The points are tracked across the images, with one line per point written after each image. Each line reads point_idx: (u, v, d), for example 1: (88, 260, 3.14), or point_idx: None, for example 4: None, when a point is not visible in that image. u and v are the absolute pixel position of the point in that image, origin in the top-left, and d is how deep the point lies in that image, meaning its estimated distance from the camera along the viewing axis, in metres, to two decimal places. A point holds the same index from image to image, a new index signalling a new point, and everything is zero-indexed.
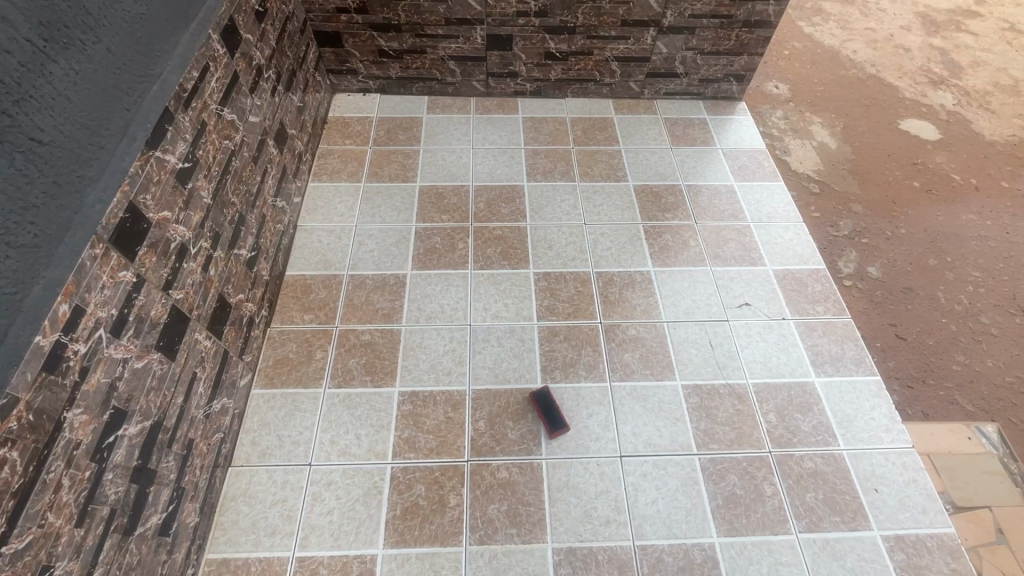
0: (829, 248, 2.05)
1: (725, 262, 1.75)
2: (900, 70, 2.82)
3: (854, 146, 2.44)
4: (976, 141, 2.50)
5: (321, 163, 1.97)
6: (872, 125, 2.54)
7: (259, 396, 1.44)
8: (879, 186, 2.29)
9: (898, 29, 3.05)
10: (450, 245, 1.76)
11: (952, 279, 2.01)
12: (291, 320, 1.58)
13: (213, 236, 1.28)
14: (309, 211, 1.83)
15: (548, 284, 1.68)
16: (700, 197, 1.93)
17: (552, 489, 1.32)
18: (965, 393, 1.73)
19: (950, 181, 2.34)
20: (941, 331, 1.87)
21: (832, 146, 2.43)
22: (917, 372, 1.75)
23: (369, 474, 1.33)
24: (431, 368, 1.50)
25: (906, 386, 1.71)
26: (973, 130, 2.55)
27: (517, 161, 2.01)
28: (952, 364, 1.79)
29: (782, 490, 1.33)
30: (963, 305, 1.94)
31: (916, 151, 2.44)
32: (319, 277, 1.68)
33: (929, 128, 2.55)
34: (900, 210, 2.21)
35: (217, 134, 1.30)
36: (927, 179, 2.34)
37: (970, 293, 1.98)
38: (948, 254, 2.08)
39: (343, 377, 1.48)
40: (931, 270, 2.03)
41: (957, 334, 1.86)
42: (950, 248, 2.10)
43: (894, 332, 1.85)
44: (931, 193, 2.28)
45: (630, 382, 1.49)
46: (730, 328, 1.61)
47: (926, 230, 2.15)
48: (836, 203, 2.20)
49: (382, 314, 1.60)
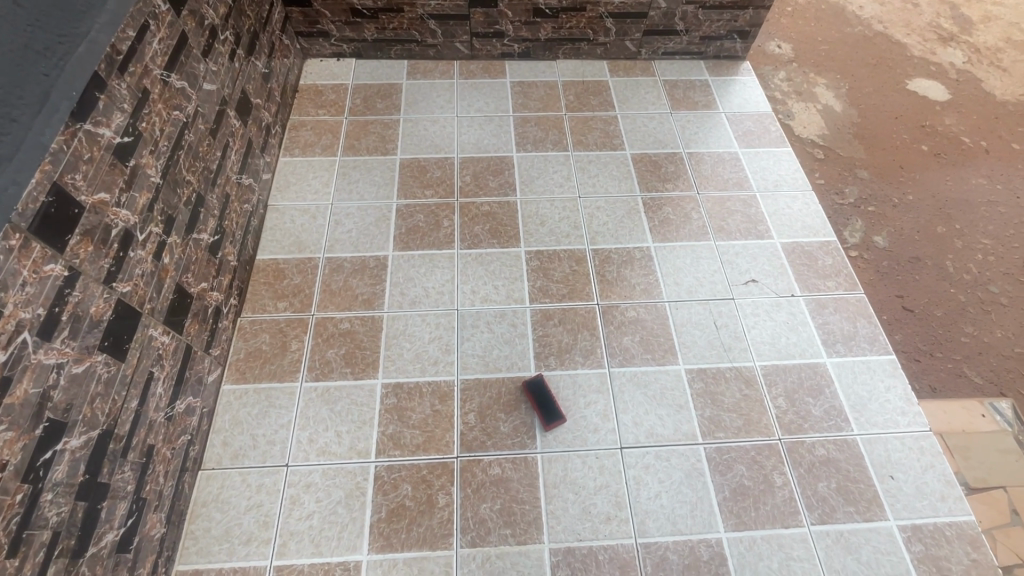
0: (834, 217, 1.94)
1: (731, 235, 1.63)
2: (909, 25, 2.65)
3: (861, 109, 2.30)
4: (986, 101, 2.37)
5: (292, 135, 1.82)
6: (880, 84, 2.40)
7: (230, 392, 1.33)
8: (886, 151, 2.16)
9: None
10: (434, 223, 1.63)
11: (960, 249, 1.90)
12: (262, 309, 1.46)
13: (165, 219, 1.15)
14: (280, 188, 1.69)
15: (541, 263, 1.56)
16: (702, 165, 1.79)
17: (548, 486, 1.23)
18: (973, 365, 1.65)
19: (959, 144, 2.21)
20: (950, 302, 1.77)
21: (839, 108, 2.29)
22: (923, 346, 1.67)
23: (352, 474, 1.23)
24: (415, 358, 1.39)
25: (913, 361, 1.63)
26: (984, 89, 2.41)
27: (505, 130, 1.87)
28: (960, 336, 1.71)
29: (793, 480, 1.25)
30: (972, 275, 1.84)
31: (924, 113, 2.31)
32: (292, 260, 1.55)
33: (938, 88, 2.41)
34: (906, 176, 2.09)
35: (164, 104, 1.15)
36: (936, 142, 2.21)
37: (980, 261, 1.88)
38: (957, 221, 1.97)
39: (321, 369, 1.37)
40: (939, 238, 1.92)
41: (965, 304, 1.77)
42: (958, 215, 1.99)
43: (900, 304, 1.75)
44: (940, 157, 2.16)
45: (630, 367, 1.39)
46: (735, 306, 1.50)
47: (934, 196, 2.04)
48: (841, 169, 2.08)
49: (362, 300, 1.48)
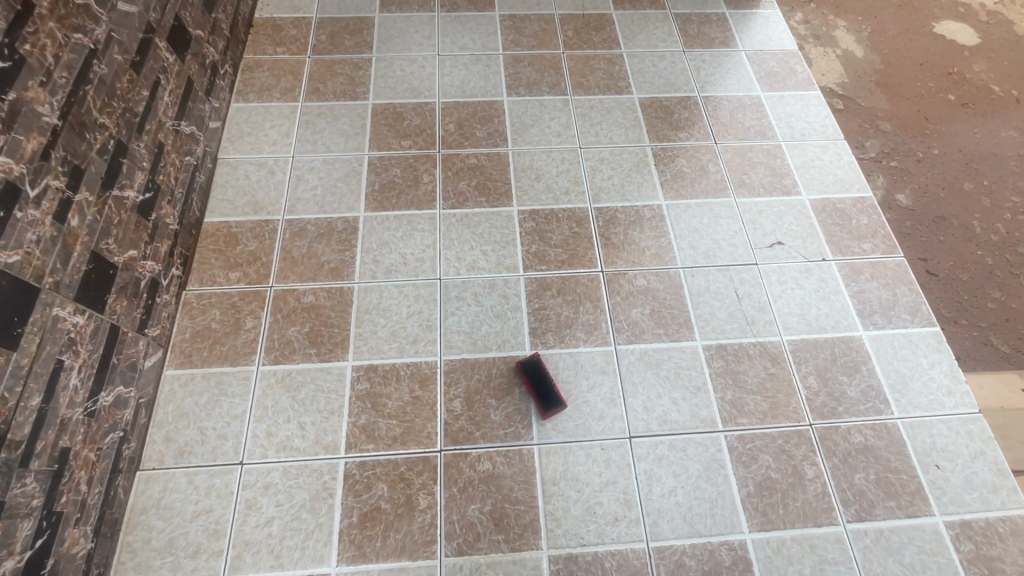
0: None
1: (753, 191, 1.43)
2: None
3: (884, 55, 2.05)
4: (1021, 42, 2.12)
5: (246, 77, 1.56)
6: (911, 22, 2.14)
7: (173, 378, 1.13)
8: (911, 100, 1.94)
9: None
10: (412, 178, 1.41)
11: (988, 208, 1.71)
12: (211, 280, 1.25)
13: (69, 170, 0.92)
14: (232, 139, 1.45)
15: (536, 224, 1.35)
16: (719, 110, 1.57)
17: (546, 483, 1.06)
18: (1000, 333, 1.48)
19: (989, 92, 1.98)
20: (976, 264, 1.59)
21: (866, 50, 2.04)
22: (946, 312, 1.49)
23: (317, 472, 1.06)
24: (391, 337, 1.20)
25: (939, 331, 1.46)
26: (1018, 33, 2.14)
27: (494, 71, 1.62)
28: (987, 301, 1.53)
29: (826, 471, 1.09)
30: (1001, 236, 1.65)
31: (953, 58, 2.06)
32: (246, 224, 1.33)
33: (966, 31, 2.14)
34: (930, 128, 1.87)
35: (56, 22, 0.90)
36: (965, 90, 1.98)
37: (1009, 220, 1.68)
38: (985, 177, 1.77)
39: (281, 351, 1.17)
40: (965, 195, 1.72)
41: (993, 267, 1.59)
42: (986, 170, 1.79)
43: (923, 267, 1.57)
44: (968, 107, 1.93)
45: (640, 344, 1.21)
46: (759, 273, 1.31)
47: (960, 150, 1.83)
48: (862, 121, 1.86)
49: (329, 269, 1.27)
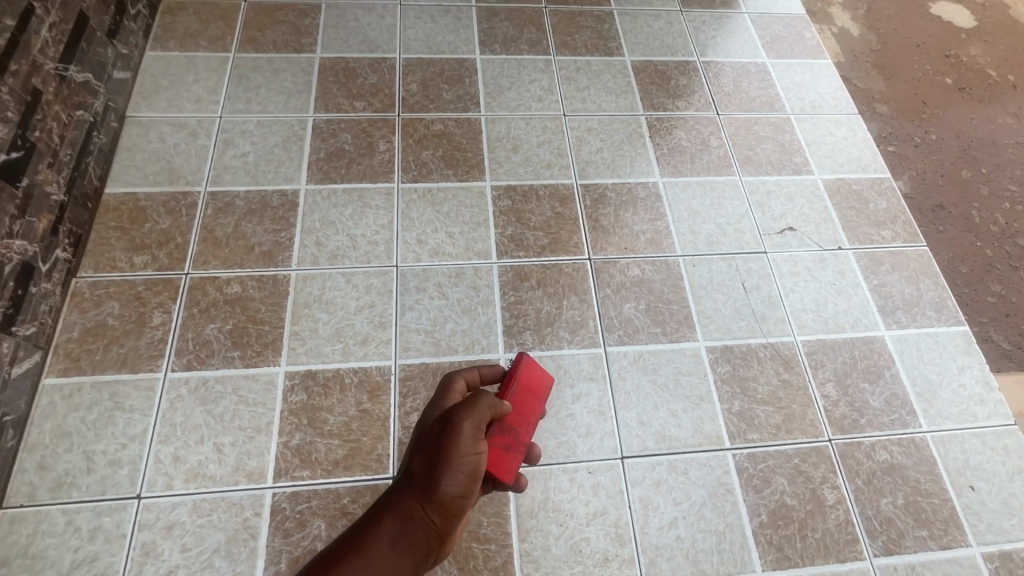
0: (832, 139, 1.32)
1: (760, 169, 1.25)
2: None
3: (881, 35, 1.73)
4: (1022, 27, 1.81)
5: (166, 22, 1.30)
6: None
7: (55, 388, 0.90)
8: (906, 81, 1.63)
9: None
10: (366, 146, 1.18)
11: (987, 198, 1.42)
12: (110, 265, 1.01)
13: None
14: (145, 94, 1.19)
15: (512, 203, 1.15)
16: (722, 78, 1.38)
17: (522, 516, 0.87)
18: (1001, 328, 1.24)
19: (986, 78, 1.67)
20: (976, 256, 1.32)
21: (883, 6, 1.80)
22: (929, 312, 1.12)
23: (236, 508, 0.85)
24: (335, 336, 0.99)
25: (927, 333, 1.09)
26: (1014, 14, 1.84)
27: (465, 25, 1.39)
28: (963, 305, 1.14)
29: (848, 495, 0.94)
30: (999, 227, 1.38)
31: (944, 39, 1.75)
32: (157, 196, 1.08)
33: (962, 13, 1.82)
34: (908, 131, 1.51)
35: None
36: (961, 74, 1.67)
37: (1009, 211, 1.41)
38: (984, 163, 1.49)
39: (196, 354, 0.95)
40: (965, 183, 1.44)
41: (993, 260, 1.32)
42: (985, 156, 1.50)
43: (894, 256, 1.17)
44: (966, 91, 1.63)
45: (633, 347, 1.02)
46: (769, 262, 1.14)
47: (958, 134, 1.53)
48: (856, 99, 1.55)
49: (259, 253, 1.05)
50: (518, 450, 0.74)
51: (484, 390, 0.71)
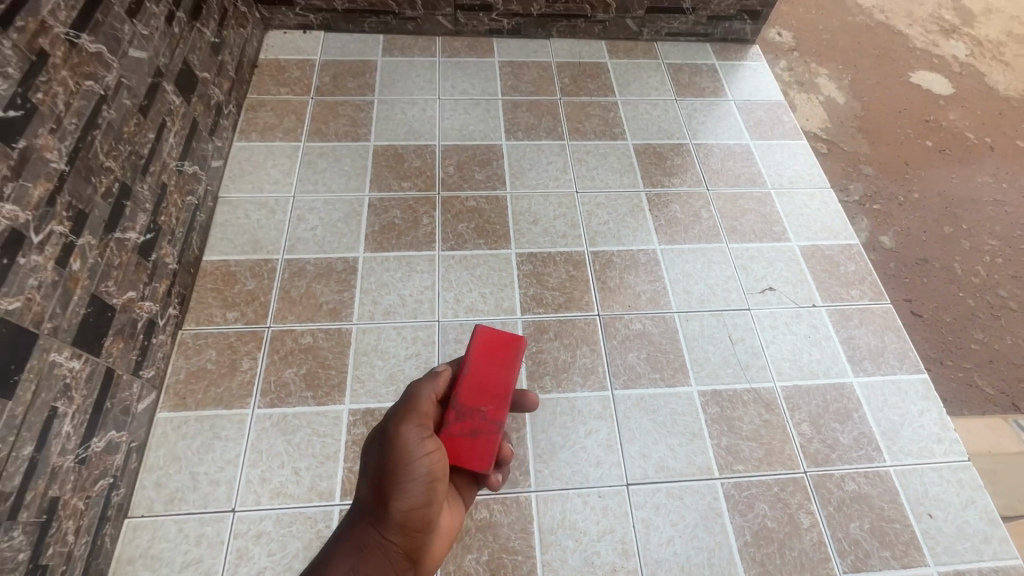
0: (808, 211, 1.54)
1: (744, 237, 1.47)
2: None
3: (865, 103, 1.96)
4: (994, 95, 2.06)
5: (249, 117, 1.59)
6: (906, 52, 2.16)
7: (167, 420, 1.12)
8: (888, 145, 1.85)
9: None
10: (412, 219, 1.43)
11: (967, 250, 1.62)
12: (208, 320, 1.24)
13: (74, 215, 0.92)
14: (234, 177, 1.46)
15: (534, 267, 1.37)
16: (711, 158, 1.62)
17: (544, 532, 1.05)
18: (983, 373, 1.40)
19: (964, 140, 1.90)
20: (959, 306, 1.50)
21: (863, 80, 2.04)
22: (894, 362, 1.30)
23: (311, 521, 1.04)
24: (389, 379, 1.20)
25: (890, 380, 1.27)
26: (987, 83, 2.10)
27: (493, 115, 1.66)
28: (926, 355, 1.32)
29: (821, 520, 1.10)
30: (980, 278, 1.57)
31: (925, 106, 1.98)
32: (245, 263, 1.33)
33: (940, 81, 2.08)
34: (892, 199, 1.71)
35: (68, 69, 0.91)
36: (942, 138, 1.89)
37: (988, 263, 1.60)
38: (965, 220, 1.69)
39: (277, 393, 1.16)
40: (947, 239, 1.64)
41: (975, 310, 1.50)
42: (966, 214, 1.70)
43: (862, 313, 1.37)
44: (945, 153, 1.85)
45: (636, 390, 1.22)
46: (752, 318, 1.34)
47: (940, 194, 1.74)
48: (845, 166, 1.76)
49: (327, 310, 1.28)
50: (483, 430, 0.86)
51: (418, 392, 0.84)
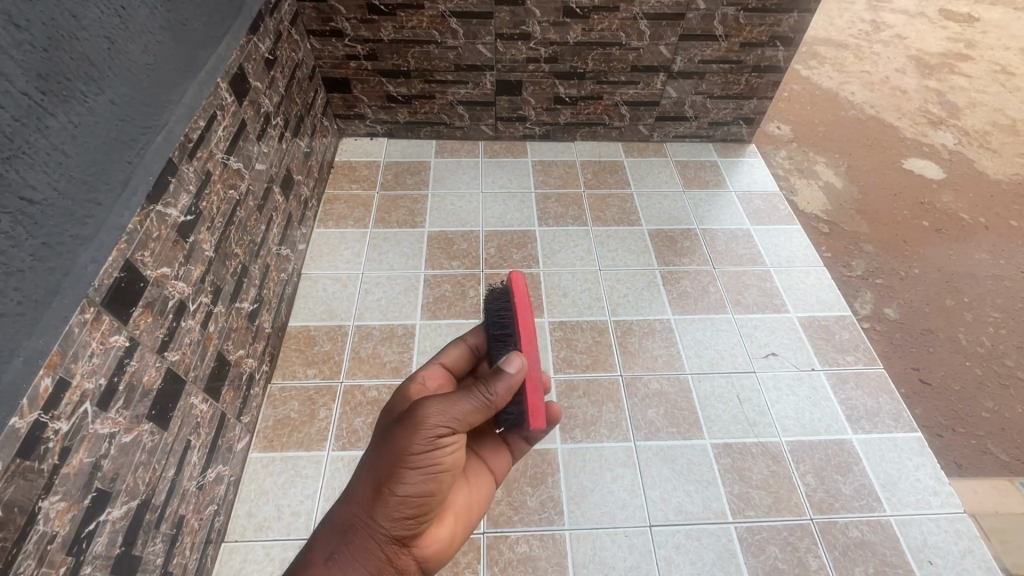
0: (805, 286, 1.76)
1: (748, 308, 1.68)
2: (912, 95, 2.72)
3: (861, 187, 2.22)
4: (983, 178, 2.31)
5: (327, 208, 1.92)
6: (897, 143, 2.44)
7: (258, 459, 1.33)
8: (885, 225, 2.07)
9: (906, 58, 2.95)
10: (461, 292, 1.69)
11: (970, 321, 1.79)
12: (292, 375, 1.49)
13: (214, 290, 1.20)
14: (314, 257, 1.77)
15: (564, 334, 1.60)
16: (716, 241, 1.87)
17: (577, 565, 1.20)
18: (998, 442, 1.51)
19: (958, 221, 2.12)
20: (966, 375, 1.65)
21: (857, 168, 2.31)
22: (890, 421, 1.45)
23: None
24: None
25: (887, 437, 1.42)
26: (976, 169, 2.35)
27: (527, 205, 1.96)
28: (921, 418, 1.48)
29: (828, 562, 1.22)
30: (985, 348, 1.72)
31: (918, 191, 2.23)
32: (322, 328, 1.59)
33: (934, 168, 2.34)
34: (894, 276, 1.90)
35: (222, 183, 1.23)
36: (936, 219, 2.12)
37: (992, 334, 1.76)
38: (965, 294, 1.87)
39: (348, 438, 1.37)
40: (949, 312, 1.81)
41: (982, 378, 1.64)
42: (967, 288, 1.88)
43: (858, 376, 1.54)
44: (939, 233, 2.06)
45: (656, 441, 1.39)
46: (758, 380, 1.52)
47: (939, 270, 1.93)
48: (847, 244, 1.98)
49: (389, 368, 1.51)
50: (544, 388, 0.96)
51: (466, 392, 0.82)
